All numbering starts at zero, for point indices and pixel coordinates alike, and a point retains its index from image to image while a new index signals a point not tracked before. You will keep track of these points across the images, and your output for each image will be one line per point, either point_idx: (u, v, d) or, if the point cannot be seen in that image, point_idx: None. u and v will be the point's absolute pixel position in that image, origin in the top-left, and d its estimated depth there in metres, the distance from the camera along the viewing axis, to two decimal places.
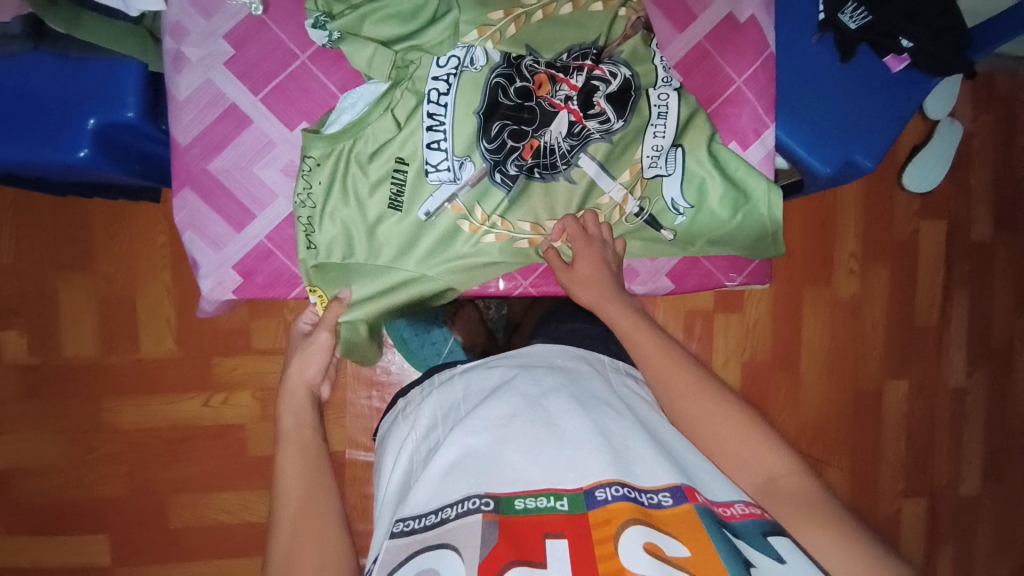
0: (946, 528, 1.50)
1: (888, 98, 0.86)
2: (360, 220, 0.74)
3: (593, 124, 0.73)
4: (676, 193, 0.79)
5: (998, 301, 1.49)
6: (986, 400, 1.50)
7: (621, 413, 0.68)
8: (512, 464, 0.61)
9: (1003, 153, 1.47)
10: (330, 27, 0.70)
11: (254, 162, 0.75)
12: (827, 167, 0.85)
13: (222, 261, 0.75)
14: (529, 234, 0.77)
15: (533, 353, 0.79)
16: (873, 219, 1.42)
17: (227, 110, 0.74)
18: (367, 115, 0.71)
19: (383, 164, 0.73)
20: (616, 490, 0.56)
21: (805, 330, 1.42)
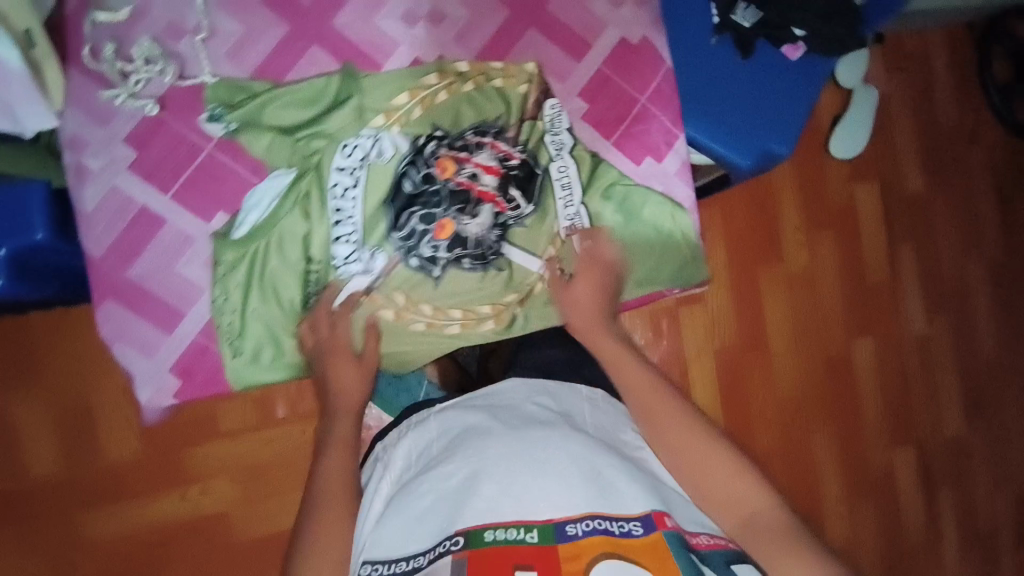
0: (942, 474, 1.52)
1: (792, 83, 0.90)
2: (281, 313, 0.74)
3: (510, 210, 0.74)
4: (586, 251, 0.77)
5: (942, 247, 1.55)
6: (951, 343, 1.55)
7: (595, 441, 0.69)
8: (485, 495, 0.61)
9: (916, 109, 1.54)
10: (227, 119, 0.72)
11: (175, 261, 0.73)
12: (747, 161, 0.89)
13: (158, 367, 0.73)
14: (460, 319, 0.76)
15: (503, 387, 0.78)
16: (811, 190, 1.47)
17: (139, 214, 0.72)
18: (276, 213, 0.72)
19: (298, 260, 0.73)
20: (587, 524, 0.58)
21: (767, 308, 1.45)
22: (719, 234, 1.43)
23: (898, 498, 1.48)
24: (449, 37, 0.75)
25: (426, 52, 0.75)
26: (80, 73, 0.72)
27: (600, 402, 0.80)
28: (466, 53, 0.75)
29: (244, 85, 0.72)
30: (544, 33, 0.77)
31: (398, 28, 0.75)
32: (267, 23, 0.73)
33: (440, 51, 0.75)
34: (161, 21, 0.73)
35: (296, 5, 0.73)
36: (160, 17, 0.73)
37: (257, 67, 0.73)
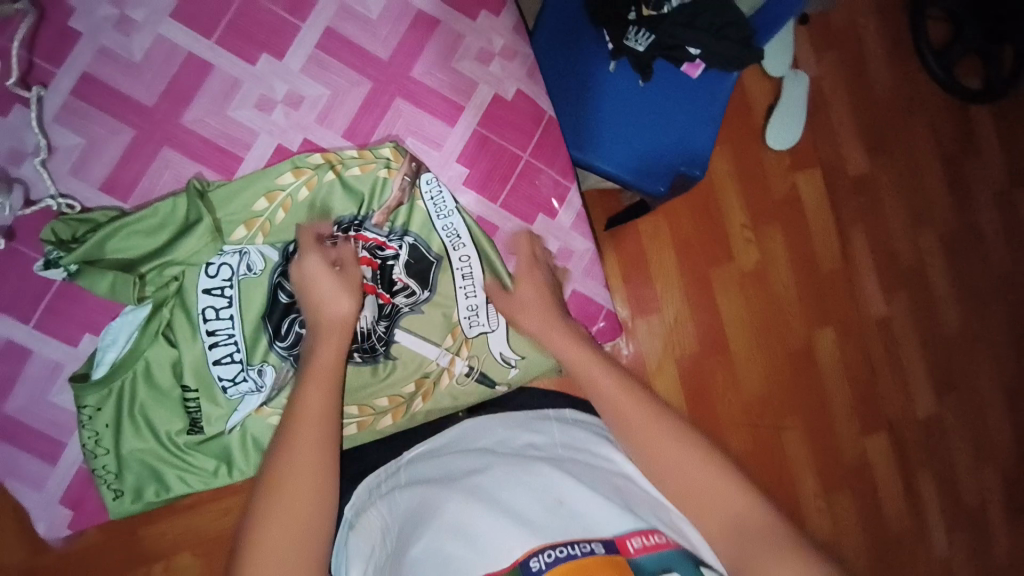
0: (915, 453, 1.47)
1: (694, 104, 0.89)
2: (160, 451, 0.64)
3: (401, 299, 0.67)
4: (506, 348, 0.70)
5: (891, 224, 1.47)
6: (911, 321, 1.48)
7: (568, 464, 0.52)
8: (449, 557, 0.42)
9: (855, 86, 1.42)
10: (65, 263, 0.59)
11: (46, 390, 0.63)
12: (660, 188, 0.86)
13: (48, 499, 0.64)
14: (358, 417, 0.67)
15: (463, 429, 0.61)
16: (750, 182, 1.35)
17: (3, 347, 0.62)
18: (137, 345, 0.62)
19: (173, 390, 0.64)
20: (551, 555, 0.41)
21: (725, 309, 1.33)
22: (668, 243, 1.29)
23: (873, 481, 1.43)
24: (312, 117, 0.65)
25: (290, 139, 0.65)
26: None
27: (575, 419, 0.61)
28: (334, 133, 0.66)
29: (85, 218, 0.60)
30: (415, 101, 0.67)
31: (254, 118, 0.64)
32: (108, 130, 0.62)
33: (305, 135, 0.65)
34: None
35: (137, 106, 0.62)
36: None
37: (101, 182, 0.62)
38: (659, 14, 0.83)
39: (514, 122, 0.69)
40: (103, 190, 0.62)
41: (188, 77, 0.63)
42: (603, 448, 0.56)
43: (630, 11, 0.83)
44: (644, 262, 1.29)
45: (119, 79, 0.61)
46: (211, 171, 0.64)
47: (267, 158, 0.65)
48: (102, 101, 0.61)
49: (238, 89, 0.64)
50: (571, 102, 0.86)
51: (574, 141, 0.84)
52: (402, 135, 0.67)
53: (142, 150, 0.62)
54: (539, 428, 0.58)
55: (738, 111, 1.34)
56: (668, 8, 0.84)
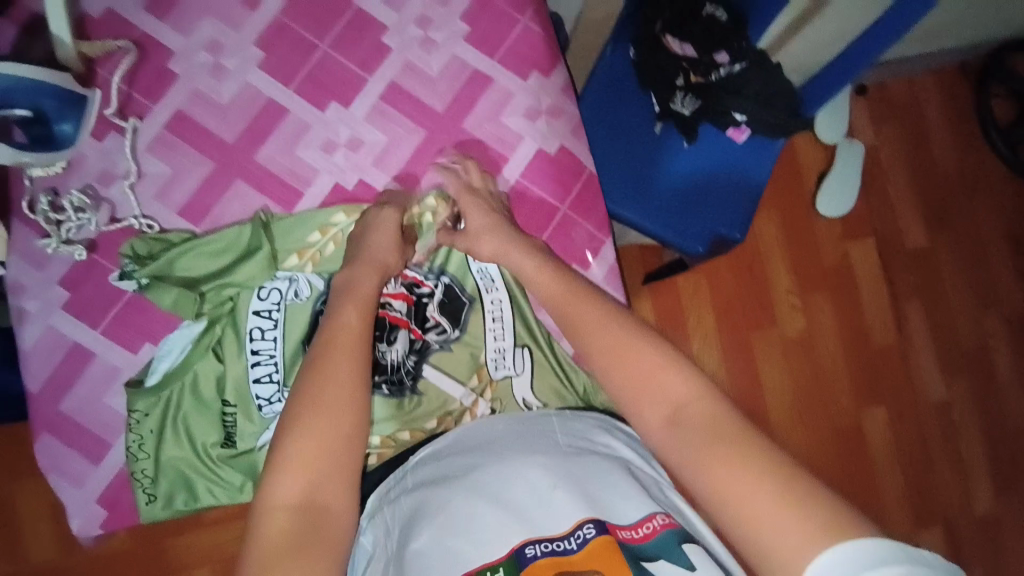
0: (974, 557, 1.29)
1: (738, 168, 0.91)
2: (195, 460, 0.67)
3: (432, 335, 0.70)
4: (530, 394, 0.70)
5: (953, 301, 1.36)
6: (976, 410, 1.34)
7: (563, 452, 0.52)
8: (448, 551, 0.45)
9: (915, 158, 1.37)
10: (138, 275, 0.66)
11: (102, 394, 0.68)
12: (699, 247, 0.87)
13: (86, 498, 0.67)
14: (378, 449, 0.66)
15: (452, 437, 0.60)
16: (797, 247, 1.30)
17: (70, 349, 0.68)
18: (189, 357, 0.67)
19: (214, 402, 0.67)
20: (548, 545, 0.45)
21: (764, 375, 1.26)
22: (707, 303, 1.26)
23: None
24: (369, 161, 0.71)
25: (347, 178, 0.70)
26: (21, 224, 0.68)
27: (576, 414, 0.61)
28: (388, 175, 0.71)
29: (162, 237, 0.67)
30: (464, 149, 0.72)
31: (319, 158, 0.70)
32: (191, 161, 0.69)
33: (361, 176, 0.71)
34: (93, 169, 0.68)
35: (220, 142, 0.69)
36: (92, 166, 0.68)
37: (179, 207, 0.69)
38: (706, 81, 0.85)
39: (555, 176, 0.73)
40: (180, 214, 0.69)
41: (266, 119, 0.70)
42: (600, 437, 0.57)
43: (679, 76, 0.85)
44: (681, 318, 1.25)
45: (206, 118, 0.69)
46: (273, 203, 0.70)
47: (325, 194, 0.70)
48: (190, 135, 0.69)
49: (306, 132, 0.70)
50: (614, 162, 0.89)
51: (616, 198, 0.86)
52: None
53: (217, 180, 0.69)
54: (536, 421, 0.58)
55: (789, 174, 1.32)
56: (715, 75, 0.84)
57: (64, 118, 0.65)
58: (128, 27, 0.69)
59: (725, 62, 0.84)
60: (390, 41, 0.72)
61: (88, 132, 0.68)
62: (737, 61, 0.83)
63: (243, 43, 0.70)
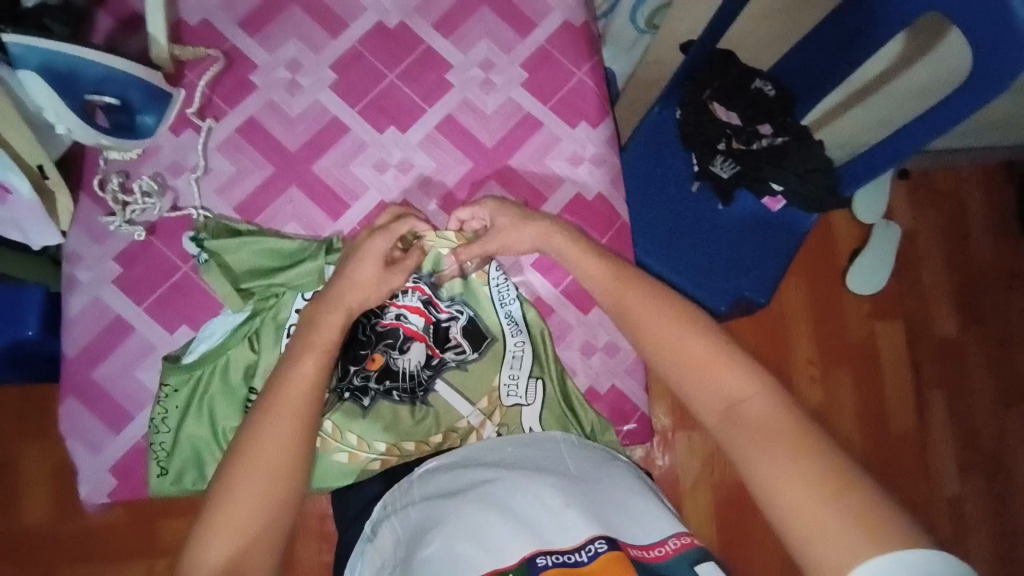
0: None
1: (772, 235, 0.92)
2: (213, 441, 0.70)
3: (450, 354, 0.73)
4: (535, 425, 0.72)
5: (979, 397, 1.32)
6: (990, 513, 1.29)
7: (576, 475, 0.56)
8: (460, 556, 0.48)
9: (953, 247, 1.36)
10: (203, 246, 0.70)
11: (135, 366, 0.72)
12: (721, 307, 0.88)
13: (99, 465, 0.71)
14: (382, 455, 0.70)
15: (471, 449, 0.62)
16: (823, 321, 1.30)
17: (114, 321, 0.72)
18: (226, 342, 0.70)
19: (240, 388, 0.71)
20: (559, 557, 0.47)
21: None
22: None
23: None
24: (416, 184, 0.75)
25: (393, 198, 0.74)
26: (89, 199, 0.73)
27: (582, 442, 0.63)
28: (431, 200, 0.75)
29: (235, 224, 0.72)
30: (506, 185, 0.75)
31: (370, 176, 0.74)
32: (255, 164, 0.74)
33: (406, 197, 0.75)
34: (166, 159, 0.74)
35: (283, 150, 0.74)
36: (165, 156, 0.74)
37: (237, 204, 0.73)
38: (747, 149, 0.89)
39: (589, 220, 0.75)
40: (236, 211, 0.73)
41: (329, 134, 0.75)
42: (609, 462, 0.60)
43: (721, 141, 0.89)
44: None
45: (275, 127, 0.74)
46: (322, 212, 0.74)
47: (370, 209, 0.74)
48: (256, 139, 0.74)
49: (363, 150, 0.75)
50: (650, 212, 0.91)
51: (645, 247, 0.89)
52: None
53: (273, 184, 0.74)
54: (547, 444, 0.61)
55: (823, 247, 1.32)
56: (757, 145, 0.88)
57: (148, 111, 0.72)
58: (219, 40, 0.75)
59: (768, 134, 0.88)
60: (453, 78, 0.76)
61: (167, 126, 0.73)
62: (778, 134, 0.88)
63: (319, 64, 0.75)
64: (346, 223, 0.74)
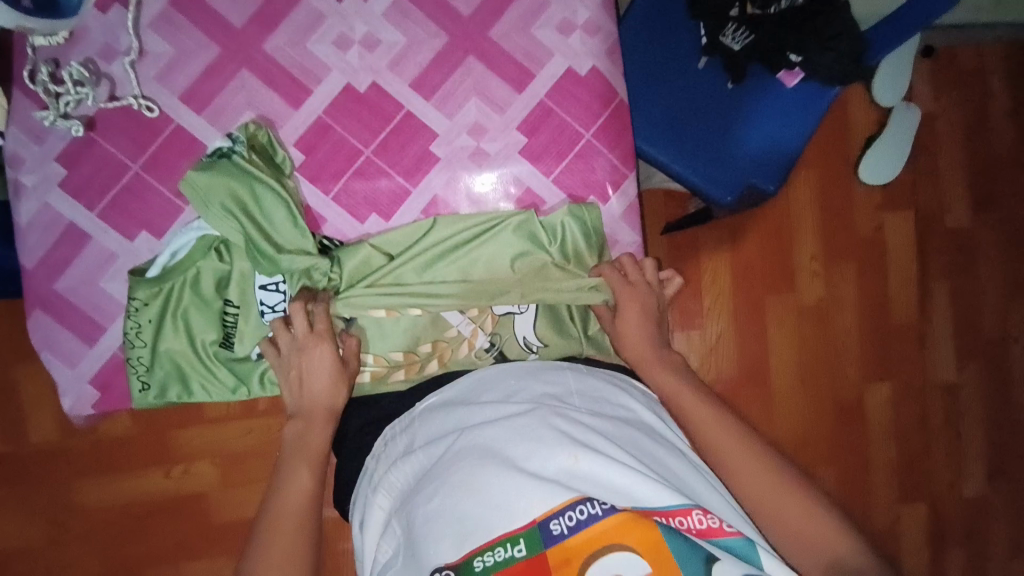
0: (955, 537, 1.28)
1: (782, 117, 0.83)
2: (192, 353, 0.67)
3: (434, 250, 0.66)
4: (530, 331, 0.67)
5: (984, 285, 1.29)
6: (985, 398, 1.29)
7: (586, 418, 0.49)
8: (463, 516, 0.41)
9: (975, 130, 1.27)
10: (231, 146, 0.64)
11: (98, 276, 0.68)
12: (727, 197, 0.81)
13: (79, 377, 0.69)
14: (371, 366, 0.65)
15: (471, 380, 0.57)
16: (831, 215, 1.22)
17: (67, 229, 0.67)
18: (192, 254, 0.66)
19: (214, 301, 0.67)
20: (573, 517, 0.40)
21: (774, 342, 1.20)
22: (726, 250, 1.18)
23: (899, 560, 1.25)
24: (384, 63, 0.67)
25: (359, 80, 0.67)
26: (20, 93, 0.66)
27: (592, 369, 0.59)
28: (403, 81, 0.67)
29: (270, 154, 0.66)
30: (488, 62, 0.67)
31: (331, 54, 0.66)
32: (197, 44, 0.66)
33: (375, 79, 0.67)
34: (95, 42, 0.66)
35: (228, 27, 0.66)
36: (94, 39, 0.66)
37: (182, 92, 0.66)
38: (763, 14, 0.78)
39: (582, 98, 0.68)
40: (181, 100, 0.66)
41: (279, 5, 0.66)
42: (618, 397, 0.54)
43: (733, 7, 0.79)
44: (698, 272, 1.17)
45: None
46: (280, 99, 0.66)
47: (334, 93, 0.66)
48: (197, 15, 0.66)
49: (321, 24, 0.66)
50: (650, 96, 0.82)
51: (644, 133, 0.80)
52: (468, 94, 0.67)
53: (222, 67, 0.66)
54: (552, 375, 0.55)
55: (835, 134, 1.22)
56: (775, 9, 0.78)
57: None
58: None
59: None
60: None
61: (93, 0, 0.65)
62: None
63: None
64: (309, 112, 0.67)
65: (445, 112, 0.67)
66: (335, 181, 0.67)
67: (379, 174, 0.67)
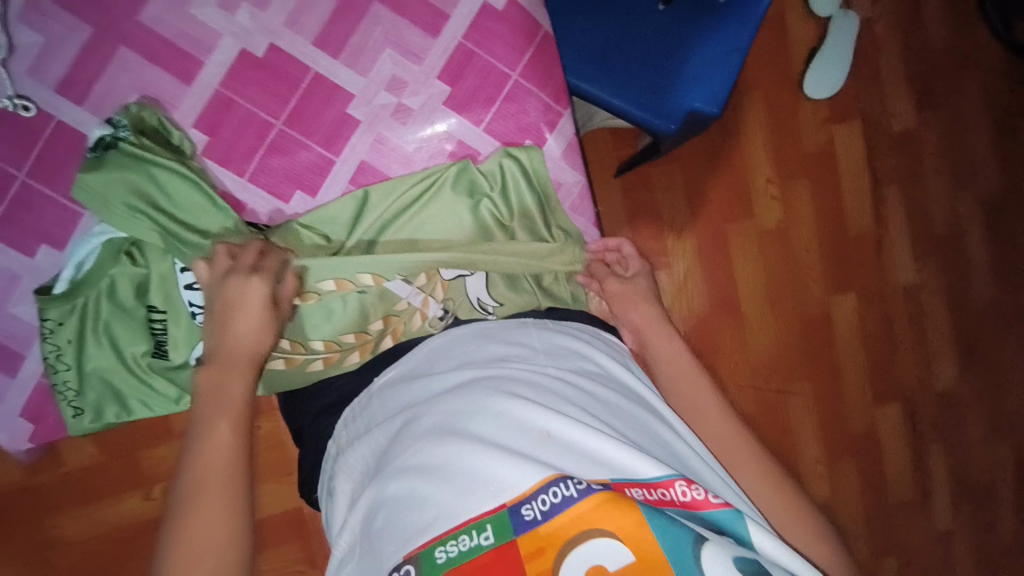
0: (929, 430, 1.33)
1: (715, 31, 0.77)
2: (123, 369, 0.63)
3: (371, 220, 0.63)
4: (483, 291, 0.62)
5: (934, 185, 1.31)
6: (944, 294, 1.33)
7: (555, 382, 0.47)
8: (428, 499, 0.39)
9: (911, 29, 1.25)
10: (113, 136, 0.58)
11: (6, 301, 0.63)
12: (671, 126, 0.77)
13: (10, 411, 0.66)
14: (324, 353, 0.61)
15: (431, 350, 0.54)
16: (782, 136, 1.20)
17: None
18: (101, 261, 0.60)
19: (137, 310, 0.61)
20: (546, 502, 0.37)
21: (739, 269, 1.20)
22: (681, 181, 1.15)
23: (881, 460, 1.30)
24: (281, 20, 0.60)
25: (256, 44, 0.60)
26: None
27: (556, 325, 0.57)
28: (304, 38, 0.61)
29: (163, 134, 0.60)
30: (395, 6, 0.62)
31: (217, 17, 0.60)
32: (64, 26, 0.58)
33: (273, 40, 0.61)
34: None
35: (96, 1, 0.58)
36: None
37: (57, 82, 0.59)
38: None
39: (504, 36, 0.63)
40: (57, 91, 0.59)
41: None
42: (585, 353, 0.52)
43: None
44: (656, 211, 1.15)
45: None
46: (169, 75, 0.60)
47: (230, 62, 0.60)
48: None
49: None
50: (578, 30, 0.79)
51: (575, 69, 0.78)
52: (379, 45, 0.62)
53: (98, 49, 0.59)
54: (515, 337, 0.53)
55: (775, 51, 1.19)
56: None
57: None
58: None
59: None
60: None
61: None
62: None
63: None
64: (204, 86, 0.60)
65: (358, 69, 0.62)
66: (249, 160, 0.62)
67: (297, 147, 0.62)
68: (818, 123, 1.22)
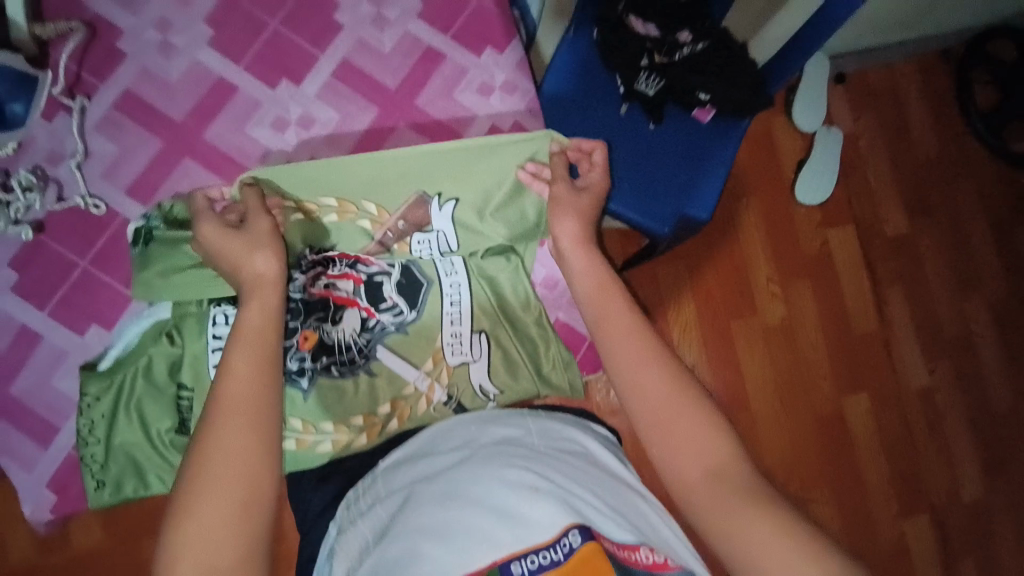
0: (962, 546, 1.25)
1: (707, 153, 0.88)
2: (148, 444, 0.67)
3: (387, 316, 0.68)
4: (484, 378, 0.70)
5: (936, 288, 1.34)
6: (960, 396, 1.32)
7: (547, 458, 0.50)
8: (422, 557, 0.41)
9: (894, 144, 1.36)
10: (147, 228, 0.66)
11: (51, 376, 0.69)
12: (666, 229, 0.85)
13: (37, 481, 0.69)
14: (334, 435, 0.66)
15: (435, 433, 0.57)
16: (779, 239, 1.27)
17: (19, 332, 0.68)
18: (143, 342, 0.66)
19: (168, 387, 0.67)
20: (535, 562, 0.40)
21: (748, 365, 1.22)
22: (684, 279, 1.21)
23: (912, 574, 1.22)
24: (321, 138, 0.71)
25: (298, 156, 0.71)
26: None
27: (550, 415, 0.59)
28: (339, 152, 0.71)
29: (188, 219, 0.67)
30: (417, 128, 0.73)
31: (268, 136, 0.71)
32: (139, 140, 0.70)
33: (313, 153, 0.71)
34: (41, 149, 0.68)
35: (169, 121, 0.70)
36: (40, 146, 0.68)
37: (128, 186, 0.70)
38: (669, 61, 0.86)
39: None
40: (128, 193, 0.70)
41: (215, 97, 0.71)
42: (577, 438, 0.55)
43: (643, 57, 0.86)
44: (660, 307, 1.20)
45: (156, 97, 0.70)
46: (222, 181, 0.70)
47: None
48: (139, 114, 0.70)
49: (256, 108, 0.71)
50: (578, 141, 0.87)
51: None
52: None
53: (166, 159, 0.70)
54: (511, 421, 0.56)
55: (767, 164, 1.29)
56: (678, 55, 0.86)
57: (13, 98, 0.67)
58: (80, 9, 0.70)
59: (688, 41, 0.86)
60: (343, 20, 0.73)
61: (38, 111, 0.68)
62: (699, 40, 0.86)
63: (192, 21, 0.71)
64: None
65: None
66: None
67: None
68: (814, 227, 1.29)
